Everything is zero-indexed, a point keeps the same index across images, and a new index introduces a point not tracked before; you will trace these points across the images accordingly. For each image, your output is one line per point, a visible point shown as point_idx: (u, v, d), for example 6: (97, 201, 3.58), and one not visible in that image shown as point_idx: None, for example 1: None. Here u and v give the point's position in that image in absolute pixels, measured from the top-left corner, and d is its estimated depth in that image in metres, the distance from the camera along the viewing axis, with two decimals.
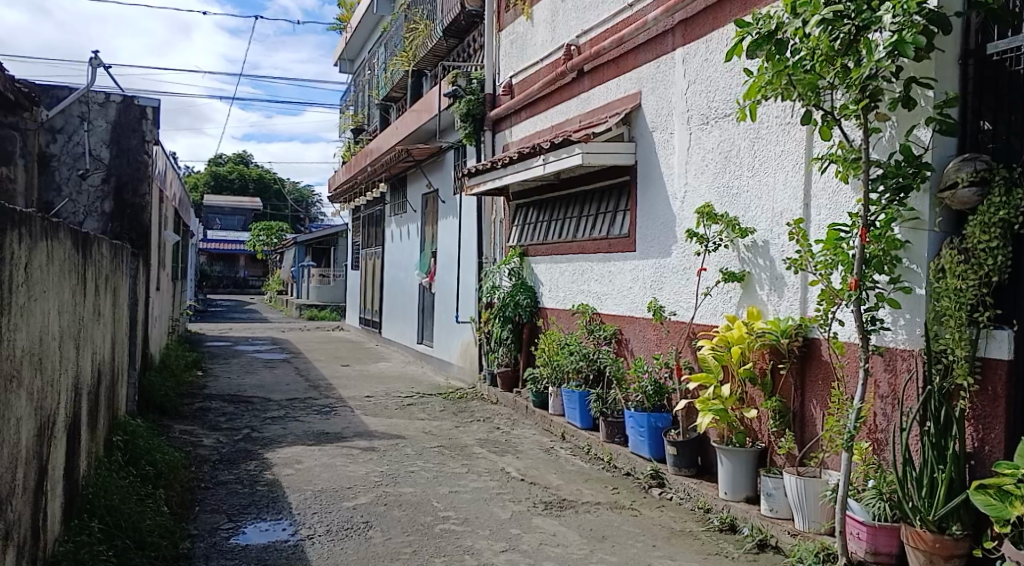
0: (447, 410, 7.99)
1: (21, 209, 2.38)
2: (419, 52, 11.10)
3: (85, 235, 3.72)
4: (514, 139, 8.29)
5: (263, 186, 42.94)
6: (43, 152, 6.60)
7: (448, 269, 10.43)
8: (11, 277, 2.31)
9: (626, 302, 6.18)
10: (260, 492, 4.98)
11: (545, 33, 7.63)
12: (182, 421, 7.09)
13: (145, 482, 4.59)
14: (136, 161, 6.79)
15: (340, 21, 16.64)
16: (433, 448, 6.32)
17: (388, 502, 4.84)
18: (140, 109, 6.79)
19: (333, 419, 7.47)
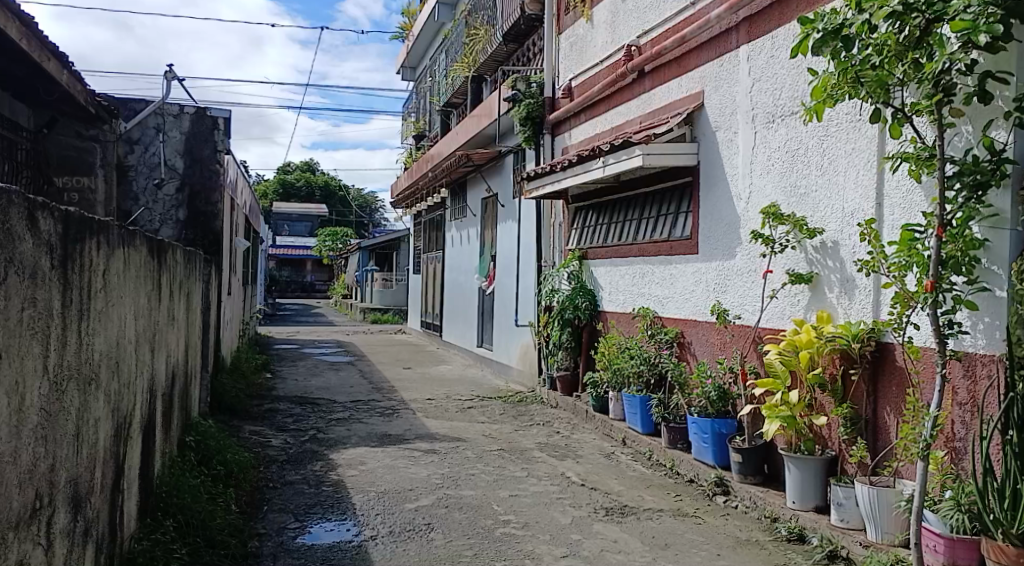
0: (507, 413, 8.00)
1: (98, 218, 2.48)
2: (480, 58, 11.19)
3: (159, 242, 3.86)
4: (572, 142, 8.25)
5: (329, 193, 43.92)
6: (122, 161, 6.87)
7: (507, 273, 10.45)
8: (90, 284, 2.41)
9: (689, 305, 6.07)
10: (325, 492, 5.08)
11: (605, 34, 7.57)
12: (252, 421, 7.29)
13: (216, 481, 4.74)
14: (209, 170, 7.05)
15: (402, 29, 16.96)
16: (493, 451, 6.33)
17: (449, 504, 4.88)
18: (213, 119, 7.05)
19: (395, 421, 7.57)
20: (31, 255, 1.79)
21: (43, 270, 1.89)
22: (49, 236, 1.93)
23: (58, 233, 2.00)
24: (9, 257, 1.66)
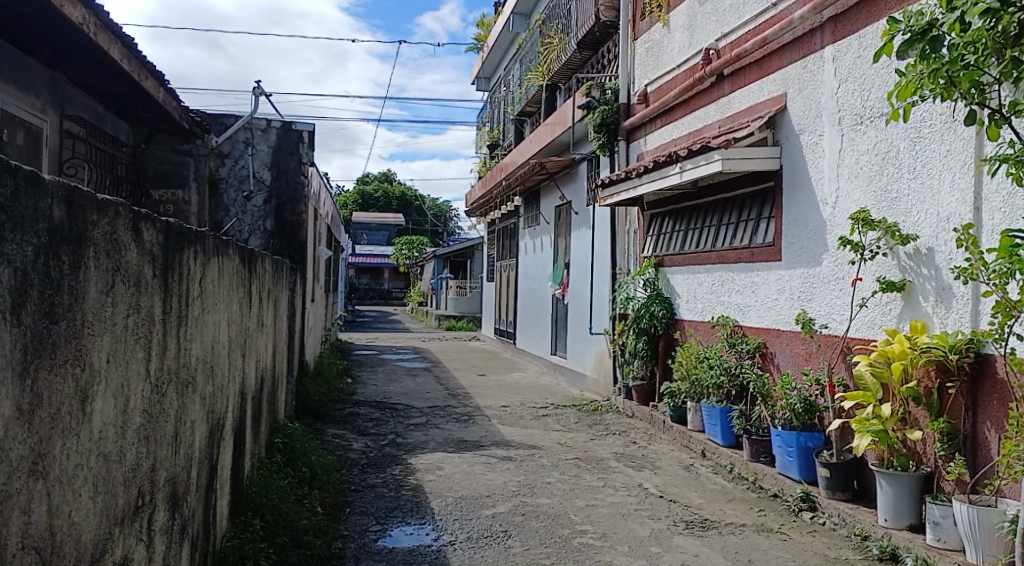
0: (582, 422, 7.94)
1: (196, 228, 2.58)
2: (554, 66, 11.20)
3: (250, 251, 4.01)
4: (648, 148, 8.16)
5: (405, 203, 44.79)
6: (213, 174, 7.18)
7: (581, 281, 10.39)
8: (188, 291, 2.51)
9: (772, 314, 5.89)
10: (405, 496, 5.16)
11: (683, 39, 7.46)
12: (333, 425, 7.48)
13: (301, 483, 4.89)
14: (295, 182, 7.30)
15: (478, 40, 17.16)
16: (569, 460, 6.30)
17: (526, 512, 4.87)
18: (298, 133, 7.29)
19: (471, 427, 7.62)
20: (135, 265, 1.88)
21: (146, 278, 1.99)
22: (152, 247, 2.02)
23: (159, 243, 2.10)
24: (117, 266, 1.74)
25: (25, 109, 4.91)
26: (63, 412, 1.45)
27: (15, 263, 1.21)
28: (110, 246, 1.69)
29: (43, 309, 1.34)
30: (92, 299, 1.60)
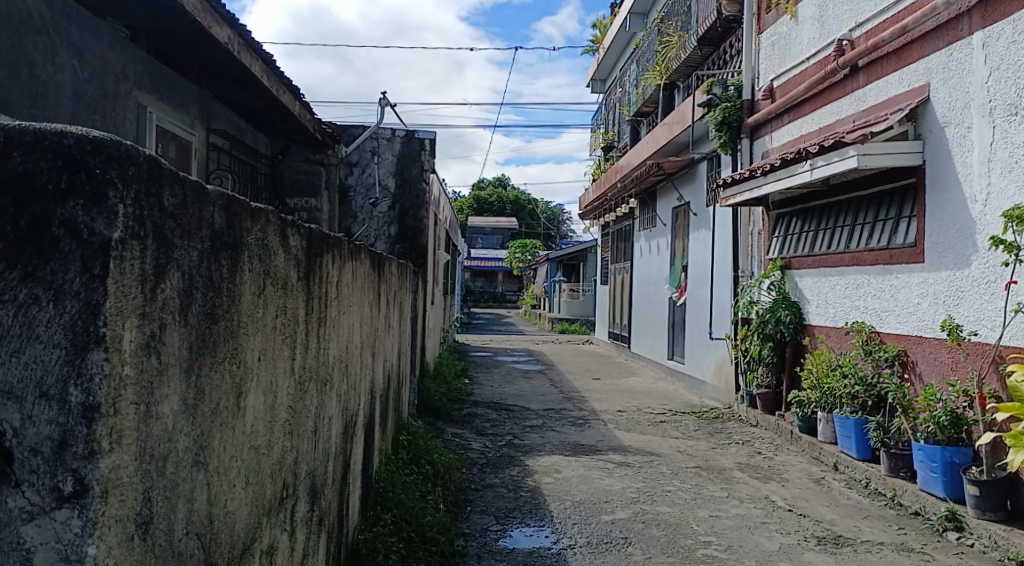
0: (703, 429, 7.72)
1: (334, 234, 2.71)
2: (673, 65, 10.98)
3: (379, 255, 4.16)
4: (774, 145, 7.84)
5: (520, 207, 45.25)
6: (343, 183, 7.51)
7: (701, 284, 10.11)
8: (326, 293, 2.63)
9: (913, 319, 5.50)
10: (524, 498, 5.19)
11: (813, 30, 7.11)
12: (453, 424, 7.63)
13: (425, 480, 5.02)
14: (417, 189, 7.54)
15: (593, 42, 17.10)
16: (690, 468, 6.14)
17: (646, 520, 4.78)
18: (420, 141, 7.51)
19: (588, 431, 7.57)
20: (282, 269, 1.99)
21: (292, 282, 2.10)
22: (297, 252, 2.13)
23: (303, 249, 2.22)
24: (267, 270, 1.85)
25: (176, 124, 5.31)
26: (220, 407, 1.55)
27: (183, 266, 1.30)
28: (261, 251, 1.79)
29: (206, 310, 1.44)
30: (246, 301, 1.70)
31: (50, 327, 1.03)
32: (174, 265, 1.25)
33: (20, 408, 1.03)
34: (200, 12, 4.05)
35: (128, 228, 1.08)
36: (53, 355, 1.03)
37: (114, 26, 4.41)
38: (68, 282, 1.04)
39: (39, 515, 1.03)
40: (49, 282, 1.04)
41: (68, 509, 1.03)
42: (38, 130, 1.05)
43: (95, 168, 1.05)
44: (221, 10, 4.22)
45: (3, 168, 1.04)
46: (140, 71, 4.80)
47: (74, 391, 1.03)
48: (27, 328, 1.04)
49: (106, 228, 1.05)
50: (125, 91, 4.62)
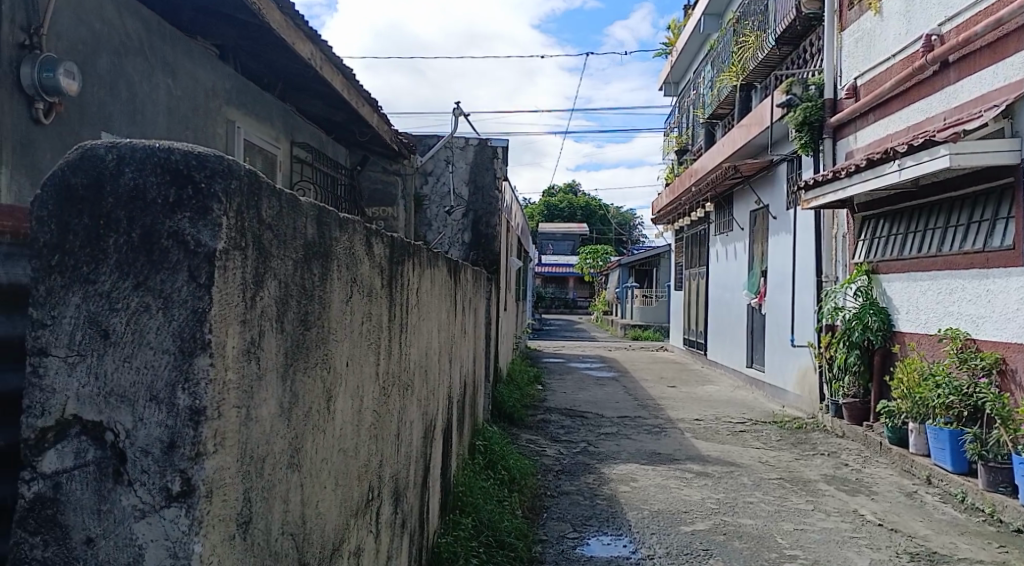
0: (785, 440, 7.49)
1: (414, 242, 2.76)
2: (750, 65, 10.73)
3: (455, 262, 4.22)
4: (859, 146, 7.56)
5: (591, 213, 45.03)
6: (418, 192, 7.64)
7: (781, 290, 9.82)
8: (407, 300, 2.68)
9: (1012, 326, 5.21)
10: (600, 506, 5.14)
11: (898, 25, 6.84)
12: (528, 430, 7.64)
13: (501, 485, 5.04)
14: (490, 197, 7.59)
15: (666, 45, 16.89)
16: (772, 479, 5.96)
17: (727, 531, 4.67)
18: (492, 149, 7.58)
19: (664, 440, 7.45)
20: (368, 277, 2.04)
21: (376, 289, 2.16)
22: (380, 260, 2.19)
23: (386, 257, 2.27)
24: (354, 278, 1.91)
25: (262, 137, 5.52)
26: (312, 411, 1.60)
27: (278, 275, 1.35)
28: (349, 260, 1.84)
29: (300, 316, 1.49)
30: (335, 308, 1.76)
31: (161, 334, 1.09)
32: (269, 274, 1.30)
33: (133, 411, 1.09)
34: (286, 31, 4.20)
35: (230, 240, 1.13)
36: (162, 361, 1.09)
37: (205, 47, 4.63)
38: (177, 290, 1.09)
39: (149, 512, 1.08)
40: (159, 290, 1.09)
41: (176, 508, 1.07)
42: (148, 148, 1.11)
43: (200, 182, 1.10)
44: (305, 28, 4.37)
45: (117, 184, 1.11)
46: (230, 88, 5.01)
47: (182, 395, 1.08)
48: (139, 335, 1.09)
49: (210, 239, 1.10)
50: (216, 107, 4.83)
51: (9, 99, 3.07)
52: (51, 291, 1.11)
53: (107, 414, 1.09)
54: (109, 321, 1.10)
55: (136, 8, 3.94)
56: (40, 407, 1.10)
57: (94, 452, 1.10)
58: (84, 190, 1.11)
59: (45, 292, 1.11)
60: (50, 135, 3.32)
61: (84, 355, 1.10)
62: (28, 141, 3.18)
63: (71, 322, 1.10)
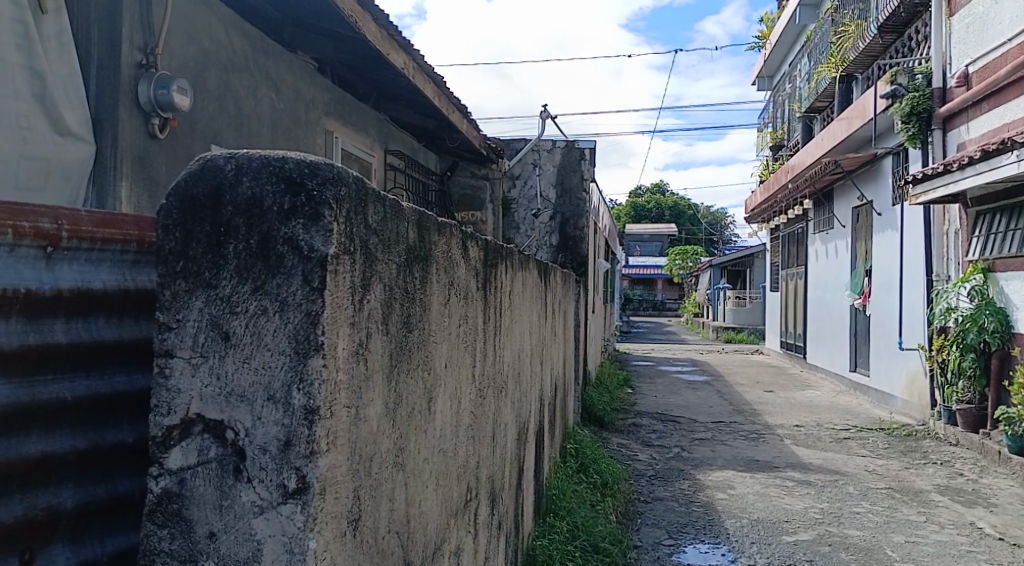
0: (893, 447, 7.11)
1: (506, 245, 2.77)
2: (849, 56, 10.28)
3: (546, 265, 4.22)
4: (971, 136, 7.11)
5: (680, 213, 44.18)
6: (506, 196, 7.71)
7: (887, 290, 9.35)
8: (501, 303, 2.70)
9: None
10: (696, 512, 5.02)
11: (1015, 7, 6.40)
12: (619, 434, 7.56)
13: (593, 489, 5.00)
14: (577, 199, 7.53)
15: (759, 38, 16.41)
16: (880, 489, 5.67)
17: (833, 543, 4.47)
18: (580, 151, 7.54)
19: (762, 446, 7.21)
20: (464, 279, 2.07)
21: (472, 292, 2.18)
22: (476, 263, 2.21)
23: (481, 260, 2.28)
24: (452, 281, 1.93)
25: (358, 146, 5.69)
26: (415, 412, 1.63)
27: (384, 279, 1.39)
28: (447, 264, 1.87)
29: (403, 318, 1.52)
30: (435, 311, 1.78)
31: (278, 336, 1.13)
32: (376, 277, 1.34)
33: (251, 410, 1.13)
34: (381, 42, 4.31)
35: (340, 245, 1.17)
36: (279, 362, 1.13)
37: (305, 61, 4.81)
38: (291, 294, 1.13)
39: (267, 509, 1.12)
40: (275, 294, 1.13)
41: (293, 505, 1.11)
42: (264, 158, 1.16)
43: (312, 190, 1.14)
44: (399, 38, 4.48)
45: (235, 193, 1.16)
46: (328, 100, 5.19)
47: (297, 395, 1.12)
48: (257, 337, 1.14)
49: (322, 244, 1.13)
50: (315, 119, 5.02)
51: (128, 115, 3.26)
52: (176, 296, 1.17)
53: (227, 413, 1.14)
54: (229, 323, 1.15)
55: (241, 26, 4.13)
56: (167, 406, 1.16)
57: (215, 450, 1.15)
58: (206, 200, 1.17)
59: (170, 297, 1.17)
60: (164, 149, 3.52)
61: (206, 356, 1.15)
62: (146, 155, 3.38)
63: (194, 325, 1.15)
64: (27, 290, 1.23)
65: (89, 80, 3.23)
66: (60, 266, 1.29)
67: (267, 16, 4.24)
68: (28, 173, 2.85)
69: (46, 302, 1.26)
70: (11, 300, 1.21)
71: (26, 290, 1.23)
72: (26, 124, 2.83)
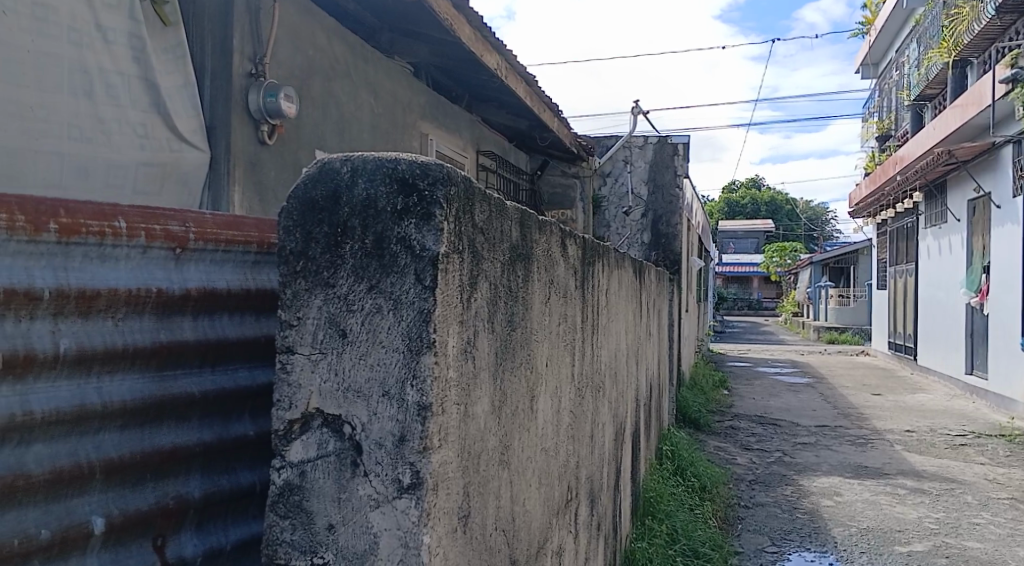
0: (1017, 456, 6.63)
1: (603, 244, 2.74)
2: (964, 39, 9.64)
3: (640, 263, 4.16)
4: None
5: (777, 208, 42.69)
6: (597, 194, 7.66)
7: (1009, 287, 8.72)
8: (598, 303, 2.67)
9: None
10: (801, 519, 4.82)
11: None
12: (716, 437, 7.36)
13: (692, 492, 4.89)
14: (669, 196, 7.40)
15: (863, 24, 15.65)
16: (1003, 500, 5.29)
17: (951, 555, 4.21)
18: (673, 146, 7.40)
19: (871, 452, 6.87)
20: (563, 278, 2.06)
21: (571, 291, 2.17)
22: (575, 262, 2.20)
23: (579, 259, 2.27)
24: (552, 280, 1.93)
25: (452, 148, 5.77)
26: (519, 410, 1.63)
27: (490, 277, 1.40)
28: (548, 262, 1.87)
29: (507, 317, 1.53)
30: (537, 310, 1.78)
31: (392, 333, 1.16)
32: (482, 276, 1.35)
33: (368, 405, 1.16)
34: (476, 43, 4.36)
35: (450, 244, 1.18)
36: (393, 358, 1.15)
37: (401, 65, 4.92)
38: (405, 292, 1.15)
39: (383, 502, 1.14)
40: (389, 293, 1.16)
41: (407, 499, 1.13)
42: (378, 159, 1.18)
43: (424, 190, 1.16)
44: (493, 38, 4.50)
45: (352, 194, 1.19)
46: (423, 103, 5.29)
47: (411, 392, 1.15)
48: (372, 335, 1.17)
49: (434, 244, 1.15)
50: (411, 122, 5.12)
51: (240, 123, 3.42)
52: (297, 295, 1.21)
53: (344, 408, 1.18)
54: (346, 321, 1.18)
55: (343, 33, 4.26)
56: (289, 401, 1.21)
57: (335, 444, 1.19)
58: (324, 202, 1.21)
59: (291, 296, 1.21)
60: (273, 154, 3.67)
61: (325, 353, 1.19)
62: (256, 160, 3.54)
63: (313, 322, 1.19)
64: (159, 290, 1.30)
65: (204, 90, 3.40)
66: (187, 266, 1.36)
67: (366, 23, 4.36)
68: (147, 179, 2.77)
69: (177, 301, 1.33)
70: (145, 300, 1.27)
71: (159, 289, 1.29)
72: (145, 132, 2.75)
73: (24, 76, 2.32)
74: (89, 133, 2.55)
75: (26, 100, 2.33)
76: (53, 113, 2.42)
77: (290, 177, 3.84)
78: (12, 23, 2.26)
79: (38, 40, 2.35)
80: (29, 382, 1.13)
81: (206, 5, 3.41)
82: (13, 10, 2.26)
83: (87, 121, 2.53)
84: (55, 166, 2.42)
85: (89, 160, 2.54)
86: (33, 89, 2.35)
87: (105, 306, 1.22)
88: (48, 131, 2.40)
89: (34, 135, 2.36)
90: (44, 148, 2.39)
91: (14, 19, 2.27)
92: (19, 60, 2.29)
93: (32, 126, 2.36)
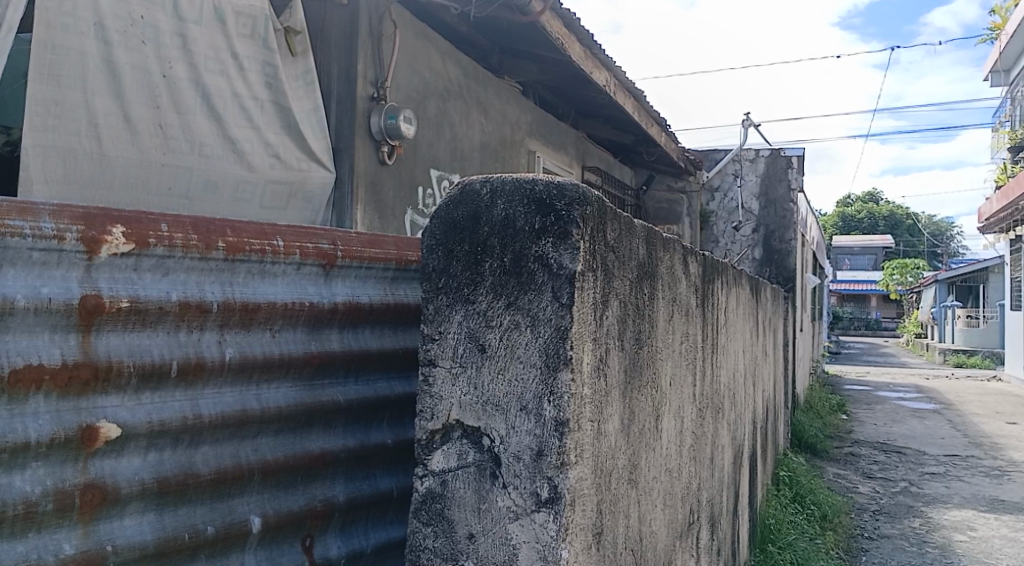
0: None
1: (722, 260, 2.68)
2: None
3: (756, 281, 4.05)
4: None
5: (897, 223, 40.39)
6: (704, 209, 7.58)
7: None
8: (717, 323, 2.60)
9: None
10: (932, 554, 4.52)
11: None
12: (835, 463, 7.01)
13: (812, 521, 4.69)
14: (784, 210, 7.07)
15: (993, 29, 14.63)
16: None
17: None
18: (786, 158, 7.12)
19: (1009, 485, 6.35)
20: (685, 295, 2.02)
21: (693, 309, 2.13)
22: (696, 279, 2.16)
23: (700, 276, 2.23)
24: (675, 297, 1.91)
25: (558, 164, 5.83)
26: (645, 429, 1.62)
27: (620, 295, 1.41)
28: (671, 280, 1.85)
29: (635, 335, 1.53)
30: (661, 329, 1.77)
31: (529, 348, 1.18)
32: (613, 294, 1.36)
33: (506, 419, 1.20)
34: (586, 61, 4.40)
35: (586, 262, 1.20)
36: (531, 374, 1.18)
37: (511, 84, 5.01)
38: (542, 310, 1.18)
39: (521, 515, 1.17)
40: (527, 310, 1.19)
41: (545, 513, 1.16)
42: (516, 180, 1.22)
43: (561, 210, 1.18)
44: (601, 55, 4.50)
45: (490, 215, 1.23)
46: (531, 121, 5.36)
47: (548, 407, 1.17)
48: (510, 350, 1.20)
49: (571, 262, 1.16)
50: (519, 139, 5.20)
51: (362, 144, 3.57)
52: (439, 310, 1.27)
53: (484, 420, 1.22)
54: (486, 337, 1.22)
55: (456, 55, 4.39)
56: (431, 411, 1.26)
57: (474, 455, 1.23)
58: (465, 221, 1.25)
59: (433, 311, 1.27)
60: (392, 173, 3.81)
61: (465, 366, 1.23)
62: (376, 179, 3.69)
63: (455, 337, 1.24)
64: (311, 304, 1.39)
65: (330, 114, 3.58)
66: (335, 282, 1.45)
67: (476, 44, 4.48)
68: (273, 195, 2.92)
69: (326, 313, 1.42)
70: (299, 313, 1.37)
71: (311, 303, 1.39)
72: (276, 152, 2.90)
73: (160, 99, 2.49)
74: (218, 150, 2.68)
75: (161, 120, 2.50)
76: (181, 130, 2.56)
77: (407, 195, 3.97)
78: (153, 52, 2.46)
79: (176, 67, 2.54)
80: (199, 388, 1.22)
81: (332, 33, 3.60)
82: (153, 40, 2.47)
83: (220, 141, 2.69)
84: (188, 184, 2.58)
85: (217, 175, 2.68)
86: (168, 111, 2.52)
87: (264, 317, 1.31)
88: (181, 148, 2.56)
89: (167, 152, 2.52)
90: (174, 163, 2.54)
91: (153, 48, 2.47)
92: (155, 84, 2.47)
93: (169, 143, 2.52)
